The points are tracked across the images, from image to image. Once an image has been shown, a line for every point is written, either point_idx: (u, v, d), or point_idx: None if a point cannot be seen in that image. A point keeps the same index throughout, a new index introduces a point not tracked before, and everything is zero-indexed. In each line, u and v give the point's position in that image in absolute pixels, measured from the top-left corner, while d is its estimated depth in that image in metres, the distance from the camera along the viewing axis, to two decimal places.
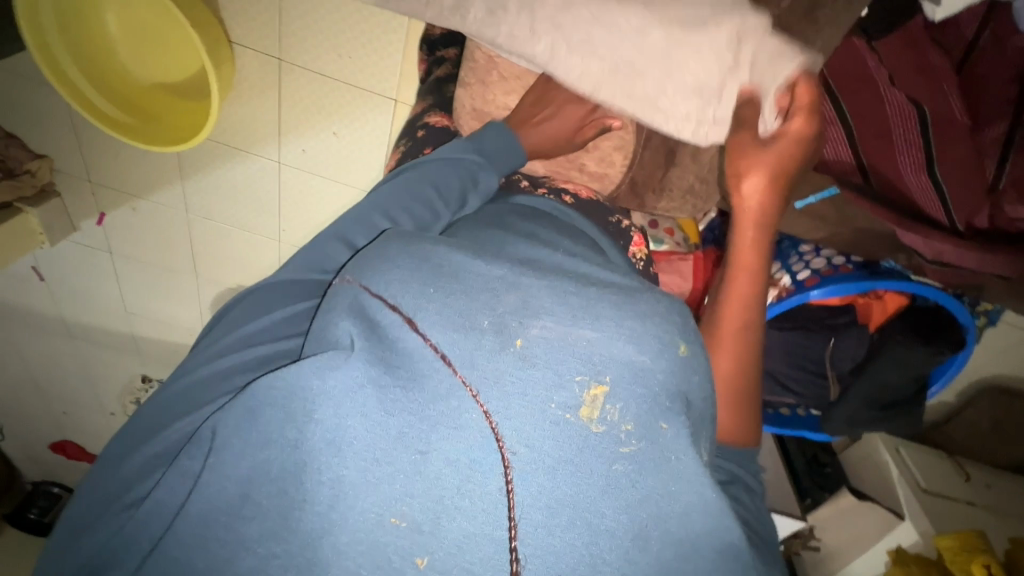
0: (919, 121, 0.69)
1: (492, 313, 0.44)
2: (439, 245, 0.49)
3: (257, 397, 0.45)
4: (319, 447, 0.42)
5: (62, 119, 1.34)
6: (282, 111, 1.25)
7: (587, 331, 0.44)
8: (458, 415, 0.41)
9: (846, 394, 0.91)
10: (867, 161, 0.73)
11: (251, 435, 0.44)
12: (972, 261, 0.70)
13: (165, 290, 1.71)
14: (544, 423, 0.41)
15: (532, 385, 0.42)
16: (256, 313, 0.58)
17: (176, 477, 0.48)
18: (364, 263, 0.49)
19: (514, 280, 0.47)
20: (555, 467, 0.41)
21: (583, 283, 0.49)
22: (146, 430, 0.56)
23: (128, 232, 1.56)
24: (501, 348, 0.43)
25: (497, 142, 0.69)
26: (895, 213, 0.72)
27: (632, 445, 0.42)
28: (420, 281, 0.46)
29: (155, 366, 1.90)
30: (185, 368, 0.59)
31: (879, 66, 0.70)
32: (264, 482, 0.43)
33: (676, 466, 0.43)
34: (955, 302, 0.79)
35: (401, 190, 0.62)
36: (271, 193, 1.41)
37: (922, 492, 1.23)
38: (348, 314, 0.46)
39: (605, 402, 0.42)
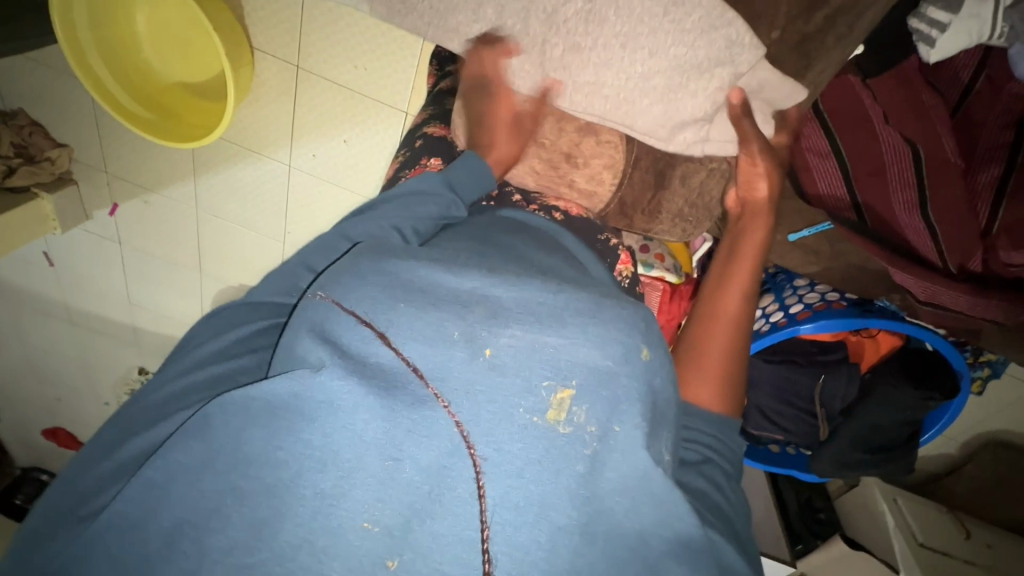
0: (912, 159, 0.69)
1: (462, 323, 0.43)
2: (410, 263, 0.48)
3: (229, 404, 0.43)
4: (306, 469, 0.40)
5: (85, 111, 1.38)
6: (295, 116, 1.28)
7: (551, 337, 0.43)
8: (431, 423, 0.40)
9: (835, 433, 0.89)
10: (862, 199, 0.73)
11: (228, 450, 0.42)
12: (961, 304, 0.69)
13: (168, 283, 1.73)
14: (511, 427, 0.40)
15: (498, 393, 0.41)
16: (227, 329, 0.57)
17: (128, 491, 0.43)
18: (337, 281, 0.47)
19: (484, 292, 0.46)
20: (522, 468, 0.40)
21: (554, 289, 0.47)
22: (114, 442, 0.52)
23: (138, 225, 1.59)
24: (472, 357, 0.42)
25: (466, 174, 0.66)
26: (887, 251, 0.71)
27: (593, 447, 0.42)
28: (390, 297, 0.45)
29: (152, 358, 1.91)
30: (155, 384, 0.55)
31: (874, 103, 0.70)
32: (238, 490, 0.40)
33: (627, 465, 0.43)
34: (946, 344, 0.77)
35: (357, 223, 0.62)
36: (278, 194, 1.43)
37: (919, 546, 1.20)
38: (317, 337, 0.44)
39: (572, 405, 0.42)
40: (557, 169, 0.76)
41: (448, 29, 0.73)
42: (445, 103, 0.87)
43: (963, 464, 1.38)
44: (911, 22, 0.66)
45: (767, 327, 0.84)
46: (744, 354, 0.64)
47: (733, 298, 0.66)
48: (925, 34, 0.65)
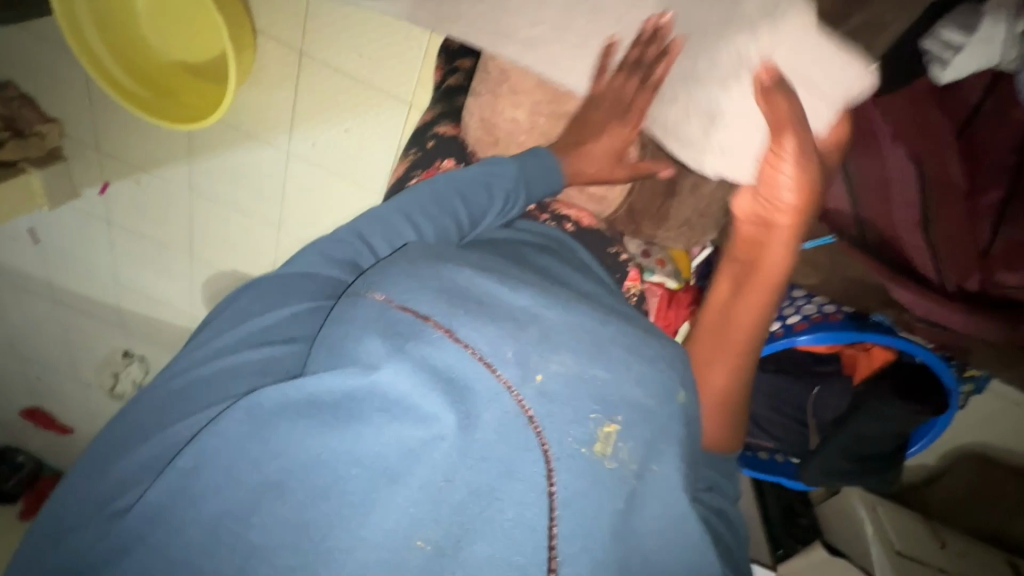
0: (916, 181, 0.68)
1: (516, 343, 0.46)
2: (462, 270, 0.52)
3: (283, 398, 0.45)
4: (352, 473, 0.42)
5: (78, 87, 1.35)
6: (297, 103, 1.26)
7: (599, 370, 0.46)
8: (488, 447, 0.42)
9: (825, 443, 0.90)
10: (865, 214, 0.73)
11: (281, 447, 0.44)
12: (957, 321, 0.70)
13: (157, 267, 1.70)
14: (565, 457, 0.42)
15: (555, 418, 0.43)
16: (260, 309, 0.56)
17: (171, 477, 0.45)
18: (392, 278, 0.50)
19: (534, 313, 0.49)
20: (574, 497, 0.42)
21: (603, 319, 0.51)
22: (132, 432, 0.53)
23: (130, 206, 1.57)
24: (522, 380, 0.44)
25: (537, 171, 0.71)
26: (888, 268, 0.73)
27: (633, 485, 0.45)
28: (450, 305, 0.47)
29: (138, 341, 1.88)
30: (187, 364, 0.56)
31: (882, 119, 0.68)
32: (288, 488, 0.43)
33: (660, 502, 0.47)
34: (939, 361, 0.79)
35: (428, 195, 0.65)
36: (275, 181, 1.41)
37: (895, 554, 1.23)
38: (380, 332, 0.46)
39: (618, 439, 0.44)
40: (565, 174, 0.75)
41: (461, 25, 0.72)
42: (455, 102, 0.88)
43: (942, 476, 1.41)
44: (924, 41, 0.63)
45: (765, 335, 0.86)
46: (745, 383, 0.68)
47: (740, 331, 0.67)
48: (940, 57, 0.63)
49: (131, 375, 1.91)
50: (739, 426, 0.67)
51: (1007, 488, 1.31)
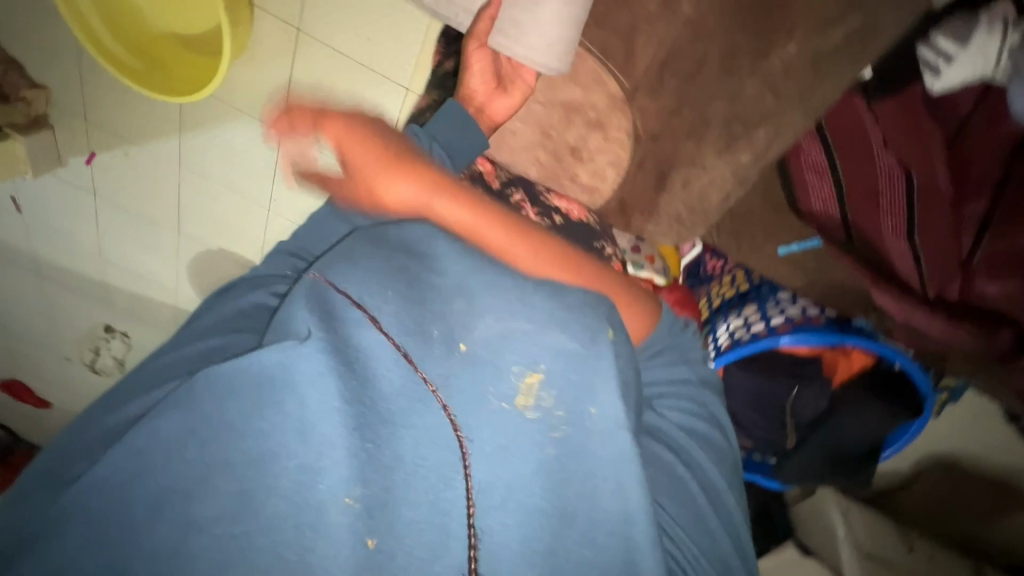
0: (903, 185, 0.69)
1: (442, 322, 0.47)
2: (400, 225, 0.51)
3: (218, 376, 0.44)
4: (288, 441, 0.42)
5: (66, 53, 1.32)
6: (292, 82, 1.24)
7: (523, 326, 0.47)
8: (408, 413, 0.44)
9: (804, 444, 0.91)
10: (853, 218, 0.75)
11: (215, 424, 0.43)
12: (937, 329, 0.71)
13: (145, 242, 1.70)
14: (483, 412, 0.45)
15: (472, 381, 0.45)
16: (227, 300, 0.58)
17: (111, 456, 0.43)
18: (328, 261, 0.49)
19: (462, 283, 0.49)
20: (490, 453, 0.44)
21: (527, 279, 0.50)
22: (111, 408, 0.54)
23: (117, 179, 1.55)
24: (448, 352, 0.46)
25: (451, 130, 0.66)
26: (872, 273, 0.74)
27: (561, 430, 0.46)
28: (383, 279, 0.47)
29: (120, 316, 1.85)
30: (161, 351, 0.57)
31: (876, 127, 0.70)
32: (224, 467, 0.42)
33: (603, 442, 0.48)
34: (914, 366, 0.81)
35: None
36: (264, 159, 1.40)
37: (864, 556, 1.25)
38: (309, 307, 0.45)
39: (540, 389, 0.46)
40: (562, 162, 0.80)
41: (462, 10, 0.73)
42: None
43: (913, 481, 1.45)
44: (919, 49, 0.65)
45: (748, 336, 0.86)
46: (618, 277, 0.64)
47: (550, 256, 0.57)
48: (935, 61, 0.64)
49: (112, 351, 1.89)
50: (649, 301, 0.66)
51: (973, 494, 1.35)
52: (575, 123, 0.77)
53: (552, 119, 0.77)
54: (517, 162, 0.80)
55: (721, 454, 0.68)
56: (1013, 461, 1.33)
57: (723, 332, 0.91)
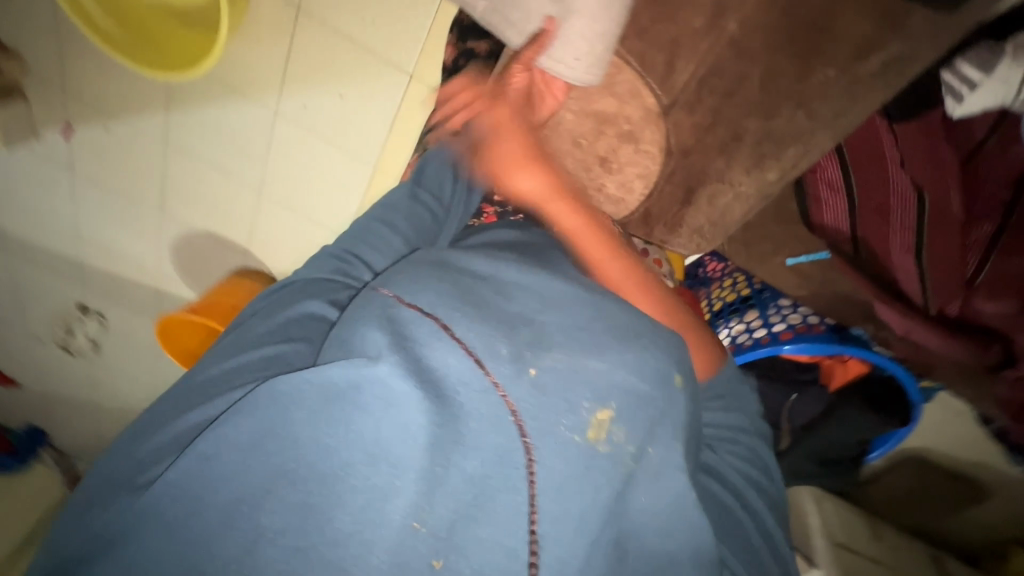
0: (916, 204, 0.70)
1: (510, 343, 0.48)
2: (468, 258, 0.56)
3: (287, 388, 0.47)
4: (356, 461, 0.45)
5: (45, 21, 1.26)
6: (290, 63, 1.20)
7: (593, 361, 0.49)
8: (473, 436, 0.45)
9: (794, 445, 0.95)
10: (861, 233, 0.77)
11: (288, 440, 0.46)
12: (935, 343, 0.74)
13: (124, 221, 1.64)
14: (552, 444, 0.45)
15: (541, 409, 0.46)
16: (274, 312, 0.59)
17: (190, 458, 0.47)
18: (399, 280, 0.53)
19: (529, 316, 0.52)
20: (562, 484, 0.45)
21: (592, 314, 0.53)
22: (161, 421, 0.54)
23: (100, 154, 1.49)
24: (517, 373, 0.47)
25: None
26: (877, 287, 0.76)
27: (626, 465, 0.48)
28: (452, 302, 0.50)
29: (95, 295, 1.78)
30: (208, 364, 0.57)
31: (893, 147, 0.72)
32: (291, 476, 0.45)
33: (659, 480, 0.51)
34: (904, 372, 0.83)
35: (393, 199, 0.67)
36: (258, 140, 1.37)
37: (835, 544, 1.29)
38: (383, 327, 0.48)
39: (610, 426, 0.48)
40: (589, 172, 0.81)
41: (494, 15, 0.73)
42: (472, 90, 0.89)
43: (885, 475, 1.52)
44: (944, 74, 0.69)
45: (750, 341, 0.89)
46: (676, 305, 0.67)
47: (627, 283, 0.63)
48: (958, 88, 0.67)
49: (87, 331, 1.84)
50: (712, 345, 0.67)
51: None
52: (606, 135, 0.78)
53: (579, 126, 0.77)
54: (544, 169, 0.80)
55: (767, 502, 0.65)
56: (978, 459, 1.42)
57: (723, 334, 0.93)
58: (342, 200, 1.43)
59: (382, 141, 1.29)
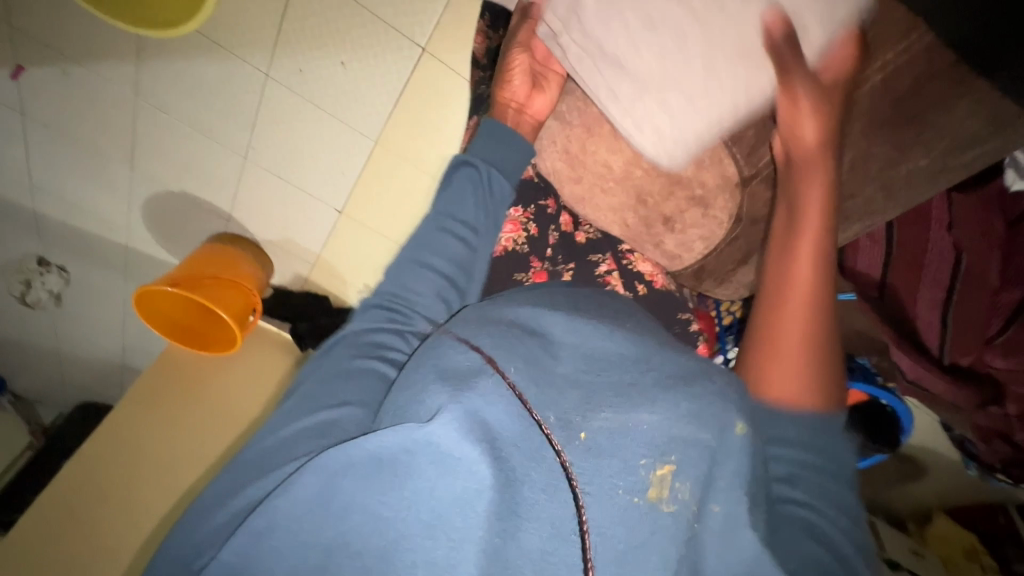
0: (953, 265, 0.77)
1: (558, 408, 0.44)
2: (517, 309, 0.54)
3: (339, 456, 0.46)
4: (413, 533, 0.42)
5: None
6: (283, 20, 1.11)
7: (645, 415, 0.45)
8: (524, 504, 0.41)
9: None
10: (891, 281, 0.81)
11: (339, 507, 0.45)
12: (944, 391, 0.79)
13: (85, 171, 1.48)
14: (617, 510, 0.41)
15: (601, 473, 0.42)
16: (332, 374, 0.59)
17: (245, 533, 0.48)
18: (438, 338, 0.52)
19: (577, 378, 0.48)
20: (624, 553, 0.40)
21: (644, 366, 0.49)
22: (225, 493, 0.56)
23: (57, 100, 1.33)
24: (568, 441, 0.43)
25: (504, 152, 0.75)
26: (895, 333, 0.80)
27: (691, 529, 0.43)
28: (499, 357, 0.47)
29: (57, 248, 1.66)
30: (262, 433, 0.59)
31: (942, 210, 0.78)
32: (344, 545, 0.43)
33: (727, 545, 0.44)
34: (901, 406, 0.88)
35: (420, 235, 0.70)
36: (246, 103, 1.27)
37: None
38: (438, 376, 0.46)
39: (674, 481, 0.43)
40: (649, 232, 0.95)
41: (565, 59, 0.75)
42: None
43: None
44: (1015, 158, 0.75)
45: None
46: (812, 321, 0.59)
47: (802, 273, 0.61)
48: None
49: (47, 284, 1.71)
50: (829, 382, 0.56)
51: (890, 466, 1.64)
52: (676, 196, 0.89)
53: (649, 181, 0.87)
54: (603, 219, 0.97)
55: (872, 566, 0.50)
56: (923, 444, 1.63)
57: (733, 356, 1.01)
58: (340, 177, 1.38)
59: (389, 116, 1.23)
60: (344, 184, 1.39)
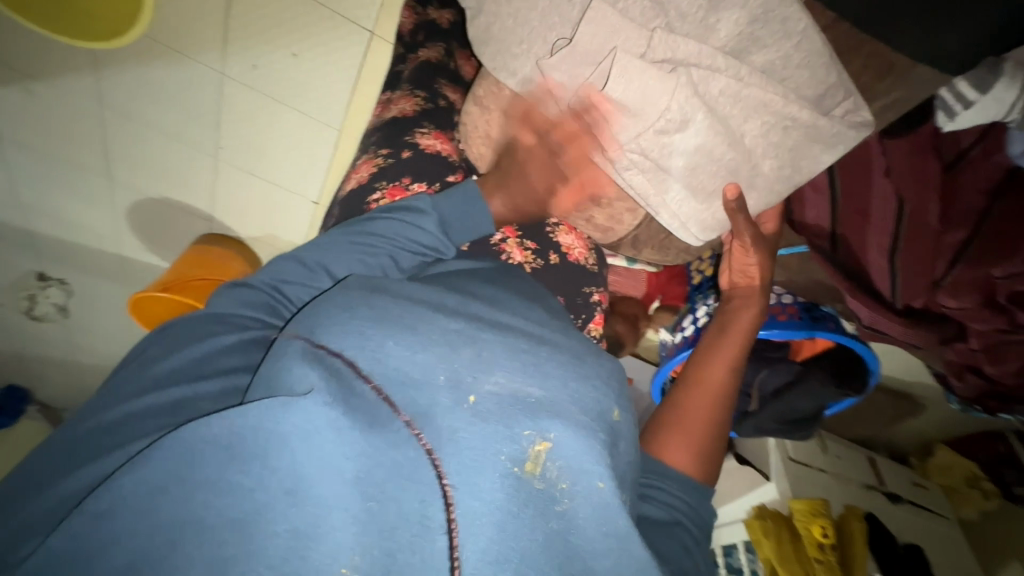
0: (895, 213, 0.75)
1: (449, 367, 0.50)
2: (399, 300, 0.56)
3: (208, 431, 0.46)
4: (275, 497, 0.44)
5: None
6: (228, 18, 1.10)
7: (534, 389, 0.51)
8: (413, 463, 0.45)
9: (761, 409, 1.01)
10: (840, 231, 0.81)
11: (205, 478, 0.45)
12: (900, 332, 0.84)
13: (68, 188, 1.49)
14: (493, 475, 0.45)
15: (483, 439, 0.46)
16: (181, 349, 0.59)
17: (88, 512, 0.45)
18: (308, 318, 0.54)
19: (471, 336, 0.53)
20: (501, 522, 0.44)
21: (540, 345, 0.56)
22: (49, 478, 0.52)
23: (23, 117, 1.32)
24: (457, 403, 0.48)
25: (467, 213, 0.73)
26: (849, 281, 0.83)
27: (564, 502, 0.48)
28: (380, 332, 0.51)
29: (55, 264, 1.67)
30: (89, 414, 0.56)
31: (881, 157, 0.74)
32: (199, 524, 0.43)
33: (586, 497, 0.49)
34: (866, 349, 0.91)
35: (336, 249, 0.66)
36: (206, 104, 1.27)
37: (788, 459, 1.61)
38: (306, 362, 0.49)
39: (546, 459, 0.48)
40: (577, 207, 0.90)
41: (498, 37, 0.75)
42: (434, 95, 1.02)
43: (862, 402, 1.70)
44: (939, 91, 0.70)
45: None
46: (724, 421, 0.73)
47: (712, 374, 0.75)
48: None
49: (51, 298, 1.71)
50: (714, 463, 0.71)
51: None
52: None
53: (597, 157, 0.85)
54: None
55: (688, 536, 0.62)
56: (918, 382, 1.65)
57: (703, 311, 1.02)
58: (308, 171, 1.41)
59: (347, 105, 1.25)
60: (316, 177, 1.42)
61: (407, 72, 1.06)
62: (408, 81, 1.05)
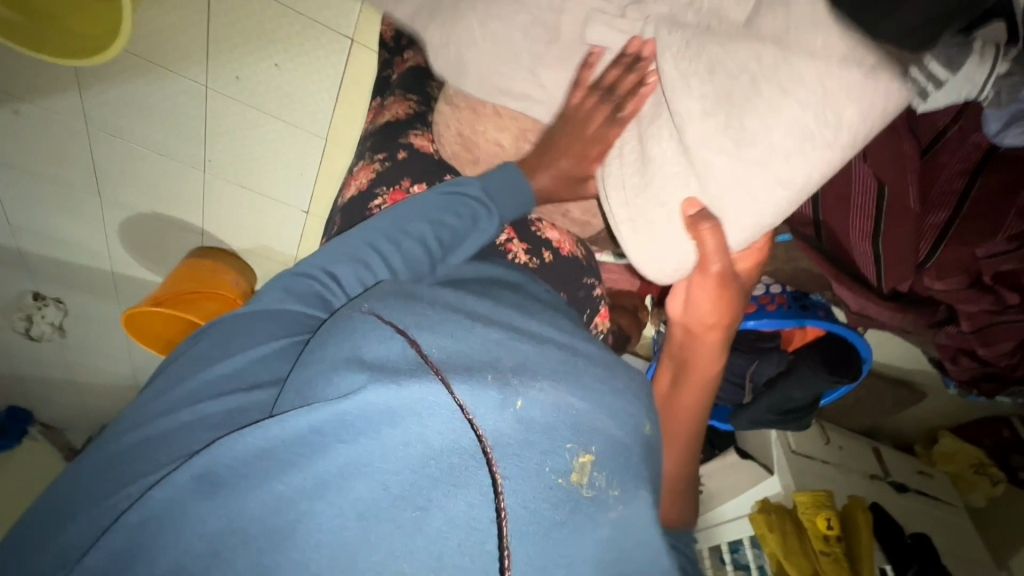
0: (876, 196, 0.74)
1: (497, 371, 0.49)
2: (435, 305, 0.56)
3: (248, 447, 0.45)
4: (320, 507, 0.42)
5: None
6: (210, 30, 1.11)
7: (578, 401, 0.50)
8: (463, 473, 0.43)
9: (757, 400, 1.03)
10: (822, 218, 0.83)
11: (241, 486, 0.44)
12: (887, 317, 0.84)
13: (61, 208, 1.50)
14: (539, 483, 0.45)
15: (529, 447, 0.46)
16: (231, 354, 0.59)
17: (128, 523, 0.45)
18: (376, 305, 0.54)
19: (512, 343, 0.54)
20: (547, 526, 0.44)
21: (575, 355, 0.57)
22: (88, 495, 0.52)
23: (14, 140, 1.33)
24: (504, 405, 0.47)
25: (504, 193, 0.77)
26: (835, 268, 0.85)
27: (616, 508, 0.48)
28: (441, 333, 0.51)
29: (49, 283, 1.68)
30: (125, 428, 0.56)
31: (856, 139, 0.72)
32: (245, 530, 0.43)
33: (625, 504, 0.49)
34: (861, 340, 0.90)
35: (391, 224, 0.70)
36: (195, 118, 1.28)
37: (791, 452, 1.60)
38: (363, 369, 0.47)
39: (592, 469, 0.48)
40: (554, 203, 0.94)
41: (463, 38, 0.76)
42: (428, 99, 1.02)
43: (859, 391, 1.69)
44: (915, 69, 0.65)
45: None
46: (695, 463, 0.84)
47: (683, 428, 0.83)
48: (998, 95, 0.64)
49: (47, 318, 1.72)
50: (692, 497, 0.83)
51: (902, 399, 1.65)
52: None
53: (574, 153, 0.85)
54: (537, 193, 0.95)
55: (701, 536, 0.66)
56: (917, 368, 1.64)
57: None
58: (298, 182, 1.42)
59: (333, 114, 1.26)
60: (306, 188, 1.43)
61: (397, 77, 1.07)
62: (399, 87, 1.05)
